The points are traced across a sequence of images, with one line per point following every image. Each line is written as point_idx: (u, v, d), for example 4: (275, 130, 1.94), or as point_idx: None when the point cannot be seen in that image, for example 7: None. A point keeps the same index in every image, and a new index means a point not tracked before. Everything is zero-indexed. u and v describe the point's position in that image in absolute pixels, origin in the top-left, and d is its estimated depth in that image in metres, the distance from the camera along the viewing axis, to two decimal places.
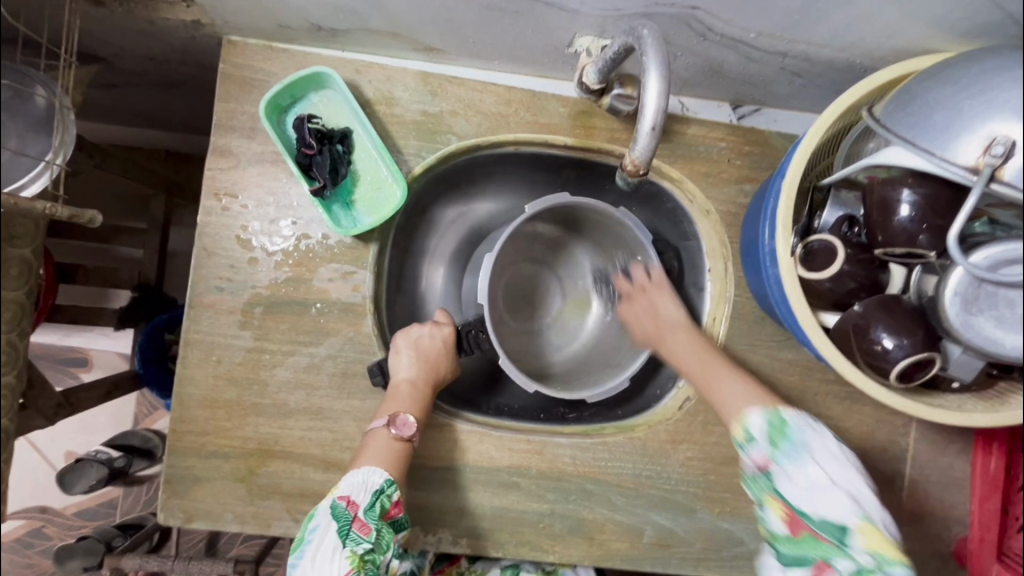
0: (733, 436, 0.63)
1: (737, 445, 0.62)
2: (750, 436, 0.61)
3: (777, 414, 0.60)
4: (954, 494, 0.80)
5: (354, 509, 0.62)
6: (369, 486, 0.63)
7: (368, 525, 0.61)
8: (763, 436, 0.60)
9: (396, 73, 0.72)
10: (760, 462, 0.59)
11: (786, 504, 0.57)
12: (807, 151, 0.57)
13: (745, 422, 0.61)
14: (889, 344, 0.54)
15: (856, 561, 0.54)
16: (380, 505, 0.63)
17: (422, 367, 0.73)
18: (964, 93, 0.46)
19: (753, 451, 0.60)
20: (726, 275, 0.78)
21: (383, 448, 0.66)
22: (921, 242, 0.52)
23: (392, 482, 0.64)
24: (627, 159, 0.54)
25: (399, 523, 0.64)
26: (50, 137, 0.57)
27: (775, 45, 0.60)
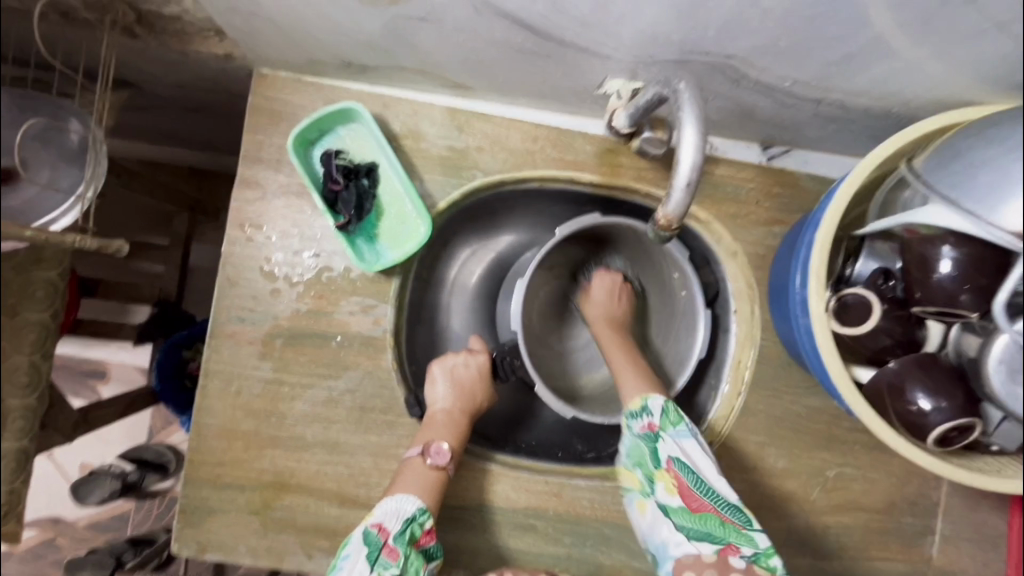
0: (628, 408, 0.67)
1: (630, 416, 0.67)
2: (647, 410, 0.65)
3: (647, 399, 0.66)
4: (987, 551, 0.77)
5: (385, 536, 0.61)
6: (401, 514, 0.62)
7: (397, 550, 0.61)
8: (658, 409, 0.65)
9: (424, 108, 0.72)
10: (648, 426, 0.64)
11: (676, 471, 0.61)
12: (842, 202, 0.55)
13: (647, 397, 0.66)
14: (925, 406, 0.52)
15: (757, 543, 0.59)
16: (410, 533, 0.62)
17: (458, 395, 0.73)
18: (1009, 153, 0.44)
19: (645, 421, 0.65)
20: (752, 318, 0.77)
21: (418, 476, 0.65)
22: (963, 301, 0.50)
23: (424, 509, 0.63)
24: (659, 214, 0.53)
25: (430, 552, 0.64)
26: (82, 169, 0.58)
27: (809, 93, 0.59)
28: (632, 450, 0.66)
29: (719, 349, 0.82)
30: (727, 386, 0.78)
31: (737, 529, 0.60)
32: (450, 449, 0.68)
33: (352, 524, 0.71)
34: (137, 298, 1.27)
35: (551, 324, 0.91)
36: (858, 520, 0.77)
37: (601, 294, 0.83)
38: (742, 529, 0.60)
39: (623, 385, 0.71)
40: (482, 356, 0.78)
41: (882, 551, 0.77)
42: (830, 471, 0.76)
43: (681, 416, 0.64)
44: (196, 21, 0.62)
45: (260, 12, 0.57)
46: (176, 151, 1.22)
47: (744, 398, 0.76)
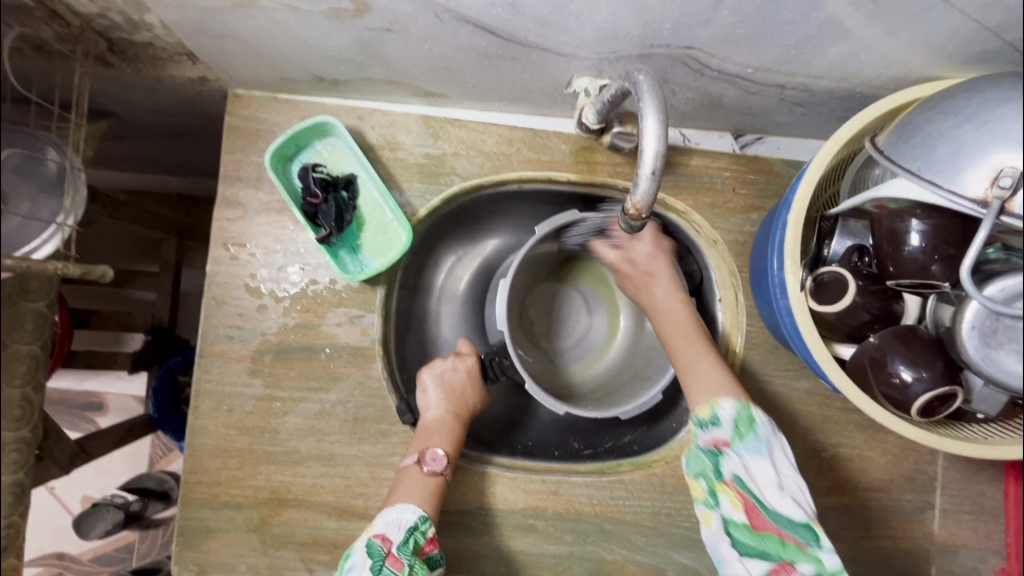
0: (695, 414, 0.62)
1: (698, 424, 0.61)
2: (718, 420, 0.59)
3: (717, 406, 0.60)
4: (987, 522, 0.77)
5: (388, 545, 0.60)
6: (403, 523, 0.62)
7: (402, 559, 0.60)
8: (729, 421, 0.59)
9: (399, 118, 0.73)
10: (716, 442, 0.59)
11: (739, 488, 0.56)
12: (811, 183, 0.56)
13: (715, 405, 0.60)
14: (908, 377, 0.52)
15: (823, 565, 0.55)
16: (413, 541, 0.62)
17: (450, 400, 0.74)
18: (967, 125, 0.46)
19: (711, 435, 0.60)
20: (737, 304, 0.77)
21: (419, 485, 0.66)
22: (934, 272, 0.51)
23: (426, 518, 0.63)
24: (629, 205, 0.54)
25: (433, 561, 0.63)
26: (60, 198, 0.58)
27: (772, 78, 0.60)
28: (689, 454, 0.61)
29: None
30: None
31: (800, 551, 0.55)
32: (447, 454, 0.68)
33: (351, 535, 0.71)
34: (129, 327, 1.32)
35: (542, 324, 0.92)
36: (857, 499, 0.77)
37: (645, 249, 0.75)
38: (806, 549, 0.55)
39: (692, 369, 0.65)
40: (473, 360, 0.79)
41: (884, 530, 0.77)
42: (825, 452, 0.76)
43: (752, 429, 0.58)
44: (169, 47, 0.63)
45: (228, 33, 0.58)
46: (161, 179, 1.24)
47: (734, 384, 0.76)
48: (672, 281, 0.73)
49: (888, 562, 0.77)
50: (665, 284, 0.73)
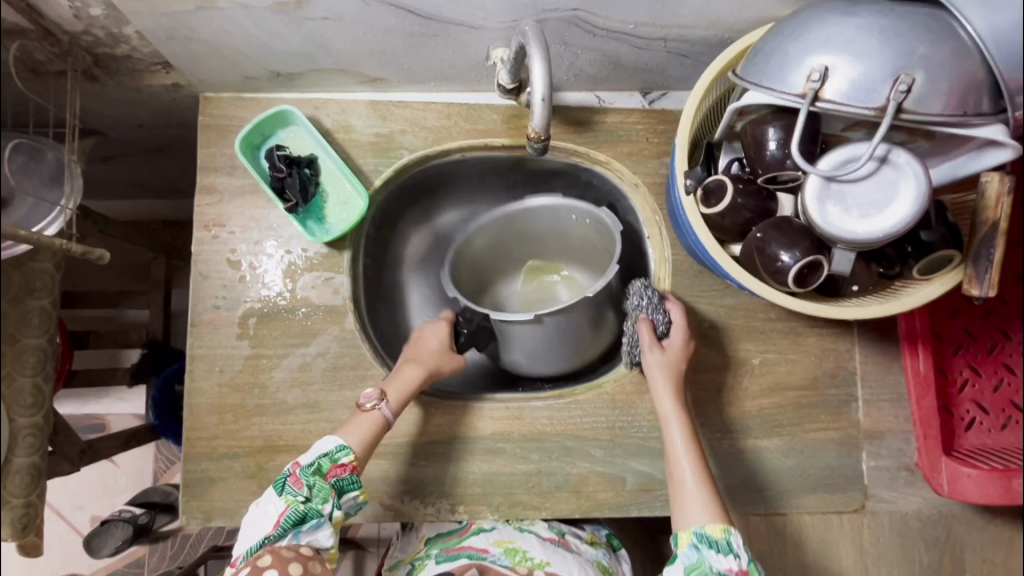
0: (705, 530, 0.68)
1: (705, 539, 0.68)
2: (733, 550, 0.67)
3: (729, 532, 0.68)
4: (906, 407, 0.85)
5: (295, 467, 0.69)
6: (317, 450, 0.70)
7: (302, 480, 0.68)
8: (745, 555, 0.67)
9: (349, 104, 0.84)
10: (734, 569, 0.66)
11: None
12: (691, 111, 0.67)
13: (728, 532, 0.68)
14: (784, 257, 0.63)
15: None
16: (320, 466, 0.69)
17: (411, 353, 0.81)
18: (788, 40, 0.57)
19: (729, 564, 0.66)
20: (661, 238, 0.88)
21: (361, 425, 0.72)
22: (790, 166, 0.62)
23: (344, 448, 0.70)
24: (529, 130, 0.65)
25: (343, 485, 0.69)
26: (62, 188, 0.69)
27: (652, 32, 0.72)
28: (694, 568, 0.67)
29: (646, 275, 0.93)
30: None
31: None
32: (380, 391, 0.74)
33: None
34: (126, 343, 1.41)
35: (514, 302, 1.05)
36: (789, 399, 0.86)
37: (677, 347, 0.79)
38: None
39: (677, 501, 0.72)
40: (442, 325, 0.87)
41: (817, 424, 0.85)
42: (755, 359, 0.86)
43: None
44: (145, 58, 0.76)
45: (194, 36, 0.69)
46: (147, 203, 1.35)
47: None
48: (675, 375, 0.78)
49: (826, 452, 0.85)
50: (674, 369, 0.78)
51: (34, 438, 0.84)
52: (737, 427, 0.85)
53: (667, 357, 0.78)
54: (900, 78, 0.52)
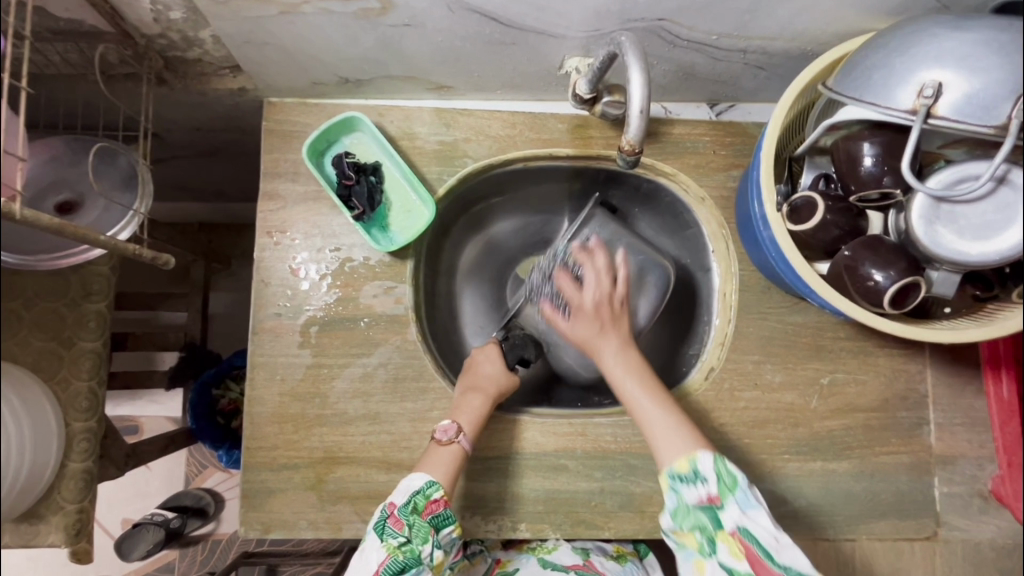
0: (671, 467, 0.66)
1: (675, 477, 0.66)
2: (703, 476, 0.64)
3: (696, 460, 0.65)
4: (980, 432, 0.84)
5: (391, 508, 0.68)
6: (409, 489, 0.68)
7: (402, 520, 0.67)
8: (715, 476, 0.64)
9: (414, 111, 0.83)
10: (706, 497, 0.64)
11: (741, 537, 0.62)
12: (778, 124, 0.65)
13: (693, 458, 0.65)
14: (879, 278, 0.61)
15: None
16: (415, 504, 0.67)
17: (468, 379, 0.79)
18: (894, 54, 0.55)
19: (703, 492, 0.64)
20: (728, 253, 0.86)
21: (442, 459, 0.71)
22: (887, 183, 0.60)
23: (433, 483, 0.68)
24: (622, 142, 0.64)
25: (439, 522, 0.67)
26: (135, 193, 0.69)
27: (734, 44, 0.71)
28: (677, 509, 0.66)
29: (709, 289, 0.91)
30: (718, 318, 0.87)
31: None
32: (455, 424, 0.73)
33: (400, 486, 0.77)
34: (164, 346, 1.37)
35: None
36: (858, 421, 0.84)
37: (592, 297, 0.77)
38: None
39: (650, 435, 0.69)
40: (492, 348, 0.85)
41: (886, 447, 0.83)
42: (823, 379, 0.84)
43: (735, 480, 0.64)
44: (215, 61, 0.75)
45: (270, 40, 0.68)
46: (189, 206, 1.34)
47: (734, 324, 0.84)
48: (620, 342, 0.76)
49: (895, 476, 0.83)
50: (595, 304, 0.77)
51: (89, 443, 0.80)
52: (805, 449, 0.83)
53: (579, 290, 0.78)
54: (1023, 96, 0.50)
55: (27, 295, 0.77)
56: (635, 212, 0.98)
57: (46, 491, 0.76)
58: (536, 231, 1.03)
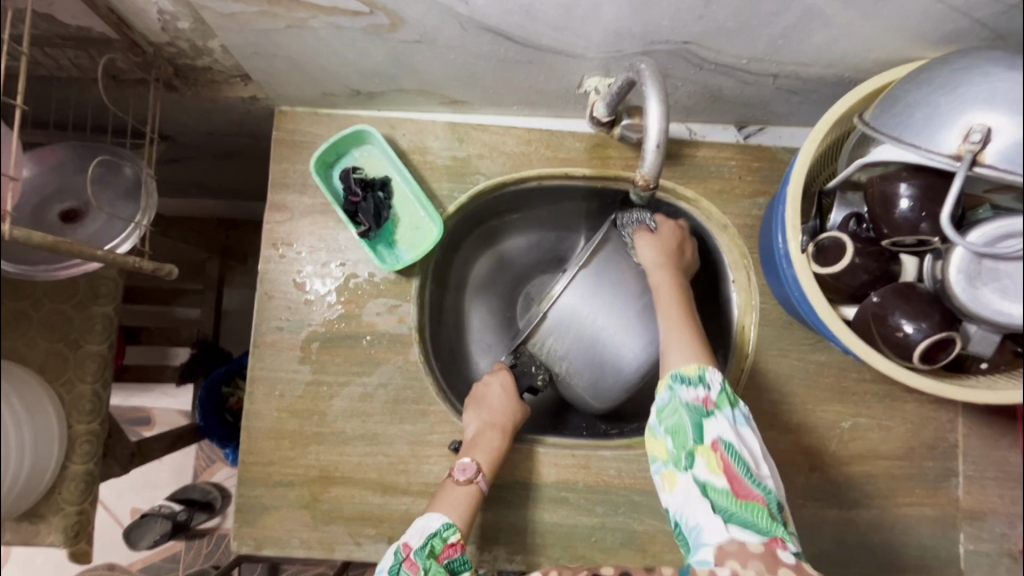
0: (677, 371, 0.61)
1: (678, 378, 0.60)
2: (704, 379, 0.59)
3: (704, 368, 0.60)
4: (1014, 489, 0.79)
5: (406, 551, 0.63)
6: (426, 530, 0.65)
7: (417, 563, 0.62)
8: (721, 390, 0.58)
9: (427, 125, 0.81)
10: (702, 400, 0.58)
11: (724, 451, 0.55)
12: (807, 157, 0.61)
13: (704, 367, 0.60)
14: (909, 329, 0.56)
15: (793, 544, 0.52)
16: (432, 546, 0.63)
17: (484, 414, 0.76)
18: (940, 91, 0.51)
19: (699, 394, 0.58)
20: (749, 284, 0.82)
21: (459, 497, 0.69)
22: (924, 229, 0.56)
23: (451, 524, 0.65)
24: (637, 175, 0.63)
25: (455, 568, 0.63)
26: (138, 203, 0.68)
27: (764, 68, 0.67)
28: (665, 406, 0.59)
29: (727, 320, 0.87)
30: (735, 353, 0.83)
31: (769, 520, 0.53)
32: (475, 463, 0.71)
33: (396, 510, 0.75)
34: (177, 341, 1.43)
35: None
36: (879, 468, 0.79)
37: (653, 246, 0.79)
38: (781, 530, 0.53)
39: (666, 356, 0.64)
40: (503, 373, 0.83)
41: (909, 498, 0.79)
42: (845, 422, 0.79)
43: (731, 394, 0.58)
44: (225, 70, 0.74)
45: (279, 52, 0.67)
46: (206, 202, 1.35)
47: (752, 360, 0.80)
48: (665, 277, 0.76)
49: (917, 529, 0.78)
50: (668, 254, 0.79)
51: (91, 445, 0.79)
52: (821, 495, 0.78)
53: (659, 245, 0.79)
54: None
55: (36, 295, 0.78)
56: None
57: (48, 490, 0.76)
58: (550, 248, 1.00)
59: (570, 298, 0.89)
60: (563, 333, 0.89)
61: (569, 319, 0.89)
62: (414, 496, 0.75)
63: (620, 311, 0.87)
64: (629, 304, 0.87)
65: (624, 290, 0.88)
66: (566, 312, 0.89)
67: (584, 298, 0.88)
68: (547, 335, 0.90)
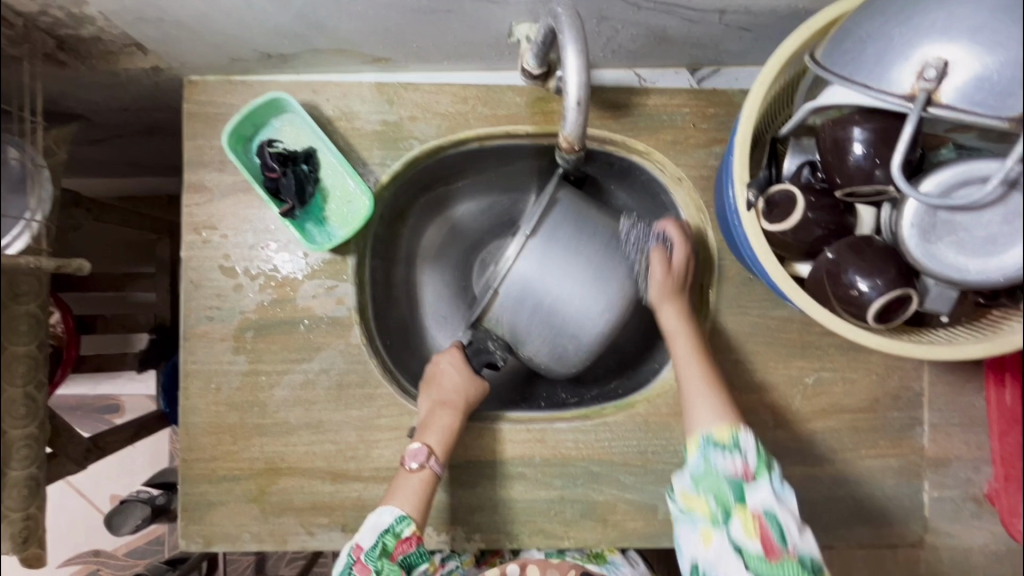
0: (711, 433, 0.63)
1: (710, 442, 0.63)
2: (737, 445, 0.61)
3: (737, 434, 0.62)
4: (978, 434, 0.77)
5: (357, 553, 0.64)
6: (378, 526, 0.64)
7: (369, 565, 0.63)
8: (759, 460, 0.61)
9: (351, 87, 0.74)
10: (739, 469, 0.61)
11: (761, 514, 0.59)
12: (756, 103, 0.56)
13: (736, 431, 0.62)
14: (863, 287, 0.52)
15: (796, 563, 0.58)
16: (384, 545, 0.64)
17: (433, 393, 0.73)
18: (893, 22, 0.45)
19: (737, 463, 0.61)
20: (707, 240, 0.78)
21: (411, 487, 0.67)
22: (879, 177, 0.51)
23: (404, 518, 0.64)
24: (561, 138, 0.61)
25: (411, 560, 0.65)
26: (28, 198, 0.61)
27: (710, 4, 0.60)
28: (703, 473, 0.62)
29: (687, 278, 0.84)
30: (694, 312, 0.80)
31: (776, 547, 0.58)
32: (426, 446, 0.68)
33: (347, 497, 0.73)
34: (133, 328, 1.32)
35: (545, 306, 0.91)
36: (843, 423, 0.77)
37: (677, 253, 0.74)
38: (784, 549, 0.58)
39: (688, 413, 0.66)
40: (454, 352, 0.78)
41: (874, 449, 0.77)
42: (808, 378, 0.77)
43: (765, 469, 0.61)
44: (115, 39, 0.67)
45: (165, 15, 0.60)
46: (149, 180, 1.27)
47: (712, 321, 0.77)
48: (685, 311, 0.72)
49: (880, 479, 0.77)
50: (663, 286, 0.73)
51: (30, 448, 0.71)
52: (785, 453, 0.77)
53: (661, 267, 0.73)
54: None
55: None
56: (609, 188, 0.87)
57: None
58: (503, 211, 0.94)
59: (524, 266, 0.71)
60: (519, 311, 0.73)
61: (526, 293, 0.72)
62: (366, 483, 0.73)
63: (579, 278, 0.72)
64: (587, 268, 0.73)
65: (581, 249, 0.73)
66: (521, 286, 0.71)
67: (542, 263, 0.71)
68: (499, 315, 0.74)
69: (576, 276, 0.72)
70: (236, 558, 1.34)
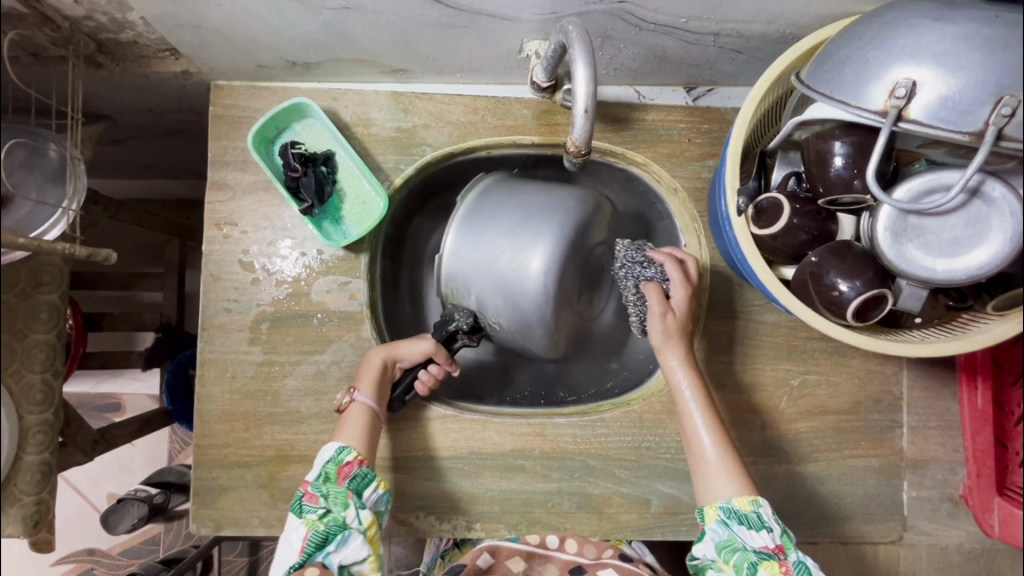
0: (734, 506, 0.65)
1: (734, 514, 0.65)
2: (767, 524, 0.64)
3: (758, 504, 0.65)
4: (955, 437, 0.82)
5: (307, 486, 0.68)
6: (323, 457, 0.69)
7: (316, 494, 0.66)
8: (777, 526, 0.65)
9: (369, 96, 0.78)
10: (770, 546, 0.64)
11: (790, 567, 0.63)
12: (746, 117, 0.61)
13: (756, 501, 0.65)
14: (843, 288, 0.57)
15: None
16: (327, 473, 0.67)
17: None
18: (869, 46, 0.50)
19: (766, 542, 0.64)
20: (701, 248, 0.82)
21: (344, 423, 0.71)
22: (857, 187, 0.56)
23: (343, 447, 0.68)
24: (569, 143, 0.66)
25: (358, 484, 0.67)
26: (65, 187, 0.65)
27: (705, 27, 0.66)
28: (726, 544, 0.65)
29: None
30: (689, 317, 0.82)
31: None
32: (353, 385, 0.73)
33: None
34: (140, 326, 1.36)
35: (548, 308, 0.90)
36: (827, 423, 0.81)
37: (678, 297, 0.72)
38: None
39: (702, 472, 0.68)
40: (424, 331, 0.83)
41: (857, 450, 0.81)
42: (794, 380, 0.81)
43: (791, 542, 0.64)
44: (151, 44, 0.71)
45: (204, 23, 0.65)
46: (161, 182, 1.30)
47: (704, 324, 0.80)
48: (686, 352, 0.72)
49: (862, 479, 0.81)
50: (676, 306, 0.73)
51: (45, 434, 0.71)
52: (772, 452, 0.80)
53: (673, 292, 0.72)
54: (1005, 99, 0.45)
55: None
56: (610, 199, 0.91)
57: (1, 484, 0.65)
58: None
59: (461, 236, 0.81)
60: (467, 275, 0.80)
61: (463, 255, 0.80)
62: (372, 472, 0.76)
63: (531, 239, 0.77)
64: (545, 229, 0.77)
65: (509, 205, 0.80)
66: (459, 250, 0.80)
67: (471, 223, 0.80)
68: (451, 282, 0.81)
69: (546, 241, 0.76)
70: (231, 557, 1.35)
